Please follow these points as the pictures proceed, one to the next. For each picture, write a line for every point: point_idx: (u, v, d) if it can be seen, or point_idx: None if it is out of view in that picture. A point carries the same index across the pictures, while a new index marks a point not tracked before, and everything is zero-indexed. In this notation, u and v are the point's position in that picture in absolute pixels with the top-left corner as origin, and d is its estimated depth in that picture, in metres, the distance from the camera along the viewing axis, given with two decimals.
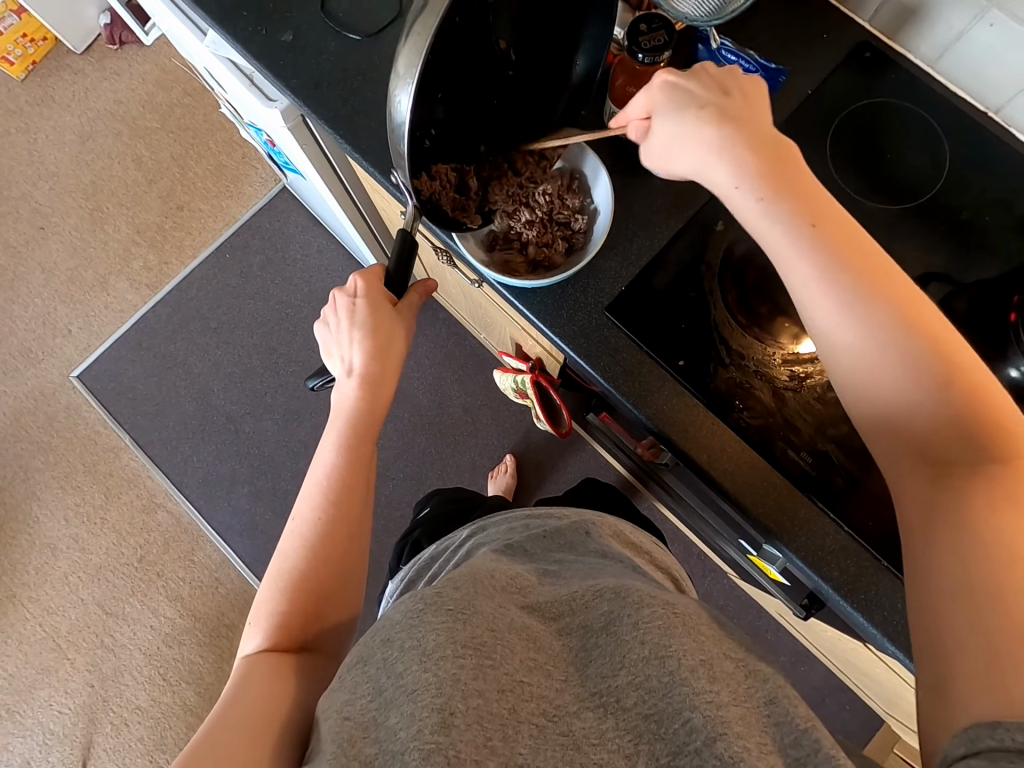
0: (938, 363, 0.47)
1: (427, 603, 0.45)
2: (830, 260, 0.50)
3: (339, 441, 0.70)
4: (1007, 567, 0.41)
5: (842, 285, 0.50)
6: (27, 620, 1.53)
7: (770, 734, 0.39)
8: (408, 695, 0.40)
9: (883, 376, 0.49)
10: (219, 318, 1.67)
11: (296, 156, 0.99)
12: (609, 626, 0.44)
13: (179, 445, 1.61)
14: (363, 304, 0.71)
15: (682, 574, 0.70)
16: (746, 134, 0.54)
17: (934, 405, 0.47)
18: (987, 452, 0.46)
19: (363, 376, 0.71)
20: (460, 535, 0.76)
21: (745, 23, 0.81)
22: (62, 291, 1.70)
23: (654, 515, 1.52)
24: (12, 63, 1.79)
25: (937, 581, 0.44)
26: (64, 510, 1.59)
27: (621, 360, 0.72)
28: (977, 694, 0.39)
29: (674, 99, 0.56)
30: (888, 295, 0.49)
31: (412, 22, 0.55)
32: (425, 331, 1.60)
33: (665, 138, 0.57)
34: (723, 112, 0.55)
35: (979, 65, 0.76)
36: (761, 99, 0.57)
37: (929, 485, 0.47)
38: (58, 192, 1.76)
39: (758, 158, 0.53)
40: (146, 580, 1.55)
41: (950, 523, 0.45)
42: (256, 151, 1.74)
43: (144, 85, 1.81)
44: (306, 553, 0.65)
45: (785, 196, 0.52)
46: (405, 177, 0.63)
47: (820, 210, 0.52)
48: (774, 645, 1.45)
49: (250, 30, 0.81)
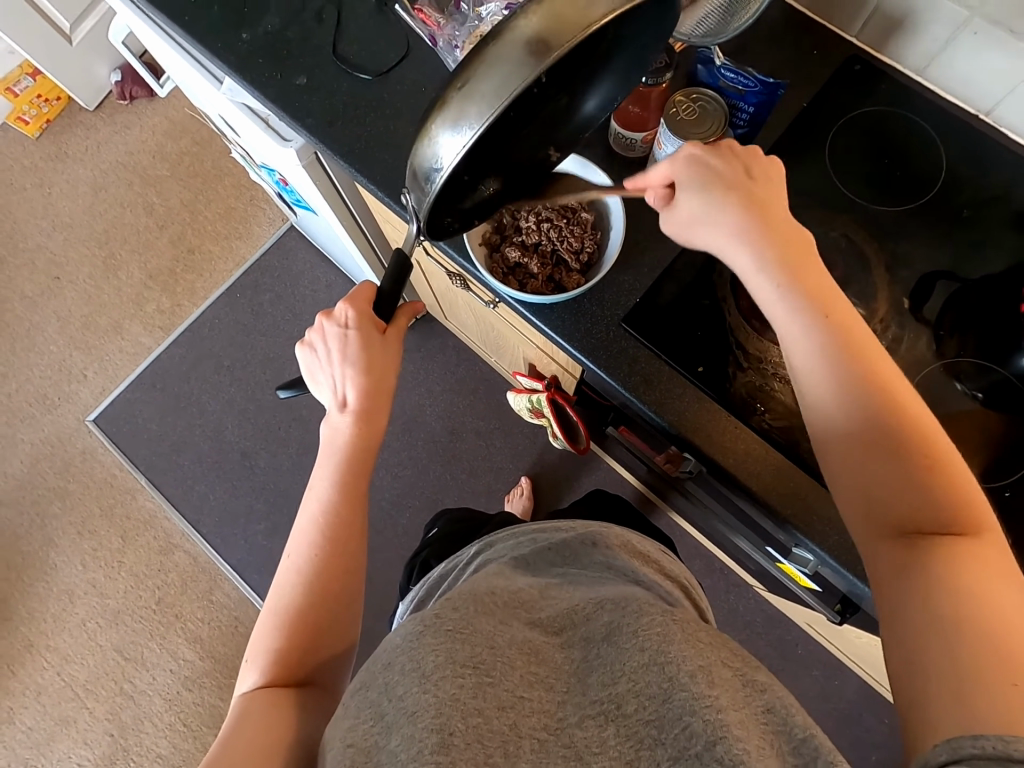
0: (930, 453, 0.50)
1: (427, 625, 0.45)
2: (850, 353, 0.53)
3: (334, 478, 0.71)
4: (972, 602, 0.44)
5: (852, 375, 0.52)
6: (45, 670, 1.51)
7: (771, 741, 0.38)
8: (408, 717, 0.40)
9: (867, 458, 0.51)
10: (231, 357, 1.69)
11: (307, 192, 1.03)
12: (610, 635, 0.45)
13: (195, 484, 1.61)
14: (355, 337, 0.70)
15: (696, 589, 0.67)
16: (771, 226, 0.58)
17: (919, 484, 0.50)
18: (955, 523, 0.49)
19: (355, 409, 0.71)
20: (466, 553, 0.76)
21: (738, 44, 0.85)
22: (77, 337, 1.73)
23: (672, 530, 1.51)
24: (28, 122, 1.86)
25: (909, 617, 0.46)
26: (81, 556, 1.58)
27: (640, 370, 0.73)
28: (944, 715, 0.41)
29: (700, 181, 0.59)
30: (887, 387, 0.52)
31: (488, 91, 0.54)
32: (434, 357, 1.62)
33: (686, 212, 0.60)
34: (745, 211, 0.58)
35: (966, 71, 0.79)
36: (778, 188, 0.60)
37: (901, 545, 0.49)
38: (72, 243, 1.80)
39: (778, 257, 0.57)
40: (165, 623, 1.53)
41: (931, 567, 0.47)
42: (264, 193, 1.79)
43: (153, 137, 1.87)
44: (304, 591, 0.66)
45: (800, 292, 0.55)
46: (415, 203, 0.63)
47: (829, 301, 0.55)
48: (804, 660, 1.42)
49: (264, 75, 0.85)
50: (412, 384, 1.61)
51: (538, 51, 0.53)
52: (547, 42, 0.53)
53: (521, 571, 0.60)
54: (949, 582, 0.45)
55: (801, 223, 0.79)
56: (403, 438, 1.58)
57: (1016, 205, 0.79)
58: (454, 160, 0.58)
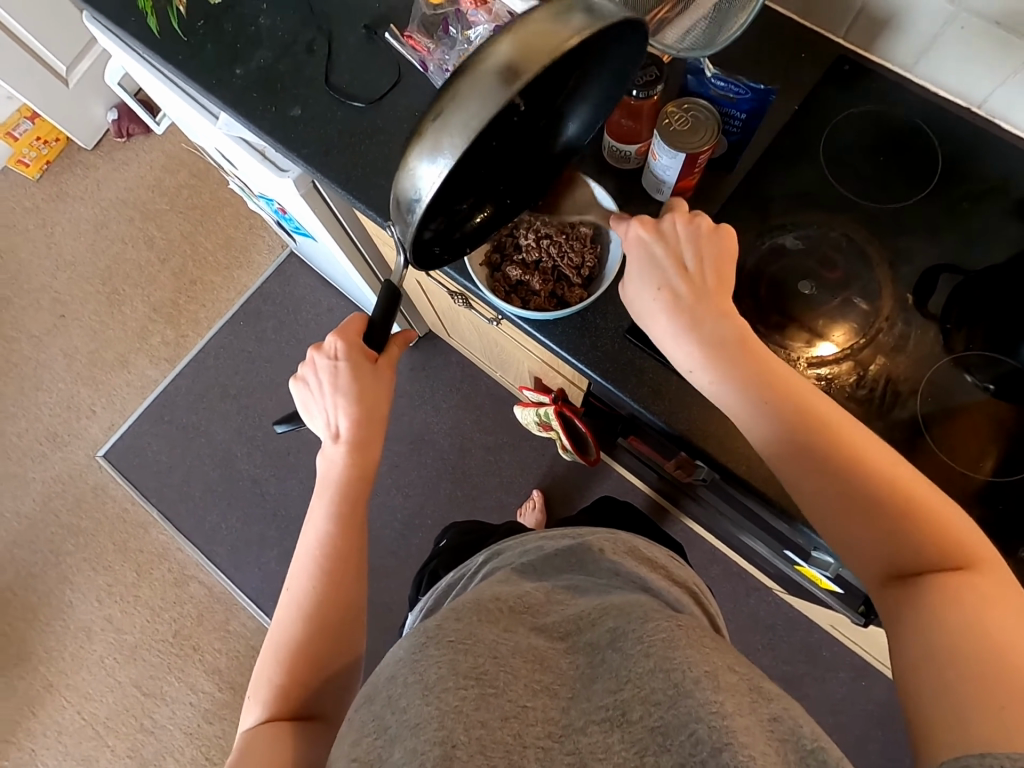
0: (892, 508, 0.51)
1: (429, 637, 0.44)
2: (790, 435, 0.55)
3: (330, 510, 0.70)
4: (962, 641, 0.45)
5: (794, 458, 0.54)
6: (64, 709, 1.50)
7: (777, 748, 0.35)
8: (411, 730, 0.39)
9: (834, 526, 0.53)
10: (237, 384, 1.70)
11: (307, 220, 1.04)
12: (615, 641, 0.44)
13: (206, 514, 1.61)
14: (345, 368, 0.69)
15: (706, 601, 0.66)
16: (703, 317, 0.60)
17: (888, 541, 0.51)
18: (947, 560, 0.50)
19: (349, 440, 0.70)
20: (474, 562, 0.75)
21: (726, 51, 0.86)
22: (84, 373, 1.74)
23: (687, 536, 1.49)
24: (28, 164, 1.88)
25: (905, 660, 0.47)
26: (97, 592, 1.58)
27: (647, 380, 0.73)
28: (938, 742, 0.42)
29: (647, 273, 0.62)
30: (835, 458, 0.53)
31: (463, 118, 0.54)
32: (439, 374, 1.62)
33: (638, 306, 0.63)
34: (689, 296, 0.60)
35: (955, 65, 0.79)
36: (718, 259, 0.62)
37: (896, 591, 0.51)
38: (75, 281, 1.82)
39: (723, 340, 0.59)
40: (182, 655, 1.52)
41: (922, 607, 0.48)
42: (262, 221, 1.81)
43: (152, 172, 1.90)
44: (303, 623, 0.66)
45: (746, 373, 0.58)
46: (400, 233, 0.63)
47: (768, 383, 0.57)
48: (830, 662, 1.40)
49: (259, 108, 0.86)
50: (418, 402, 1.61)
51: (508, 76, 0.53)
52: (516, 70, 0.53)
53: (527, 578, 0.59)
54: (942, 618, 0.46)
55: (801, 225, 0.79)
56: (412, 457, 1.57)
57: (1013, 196, 0.79)
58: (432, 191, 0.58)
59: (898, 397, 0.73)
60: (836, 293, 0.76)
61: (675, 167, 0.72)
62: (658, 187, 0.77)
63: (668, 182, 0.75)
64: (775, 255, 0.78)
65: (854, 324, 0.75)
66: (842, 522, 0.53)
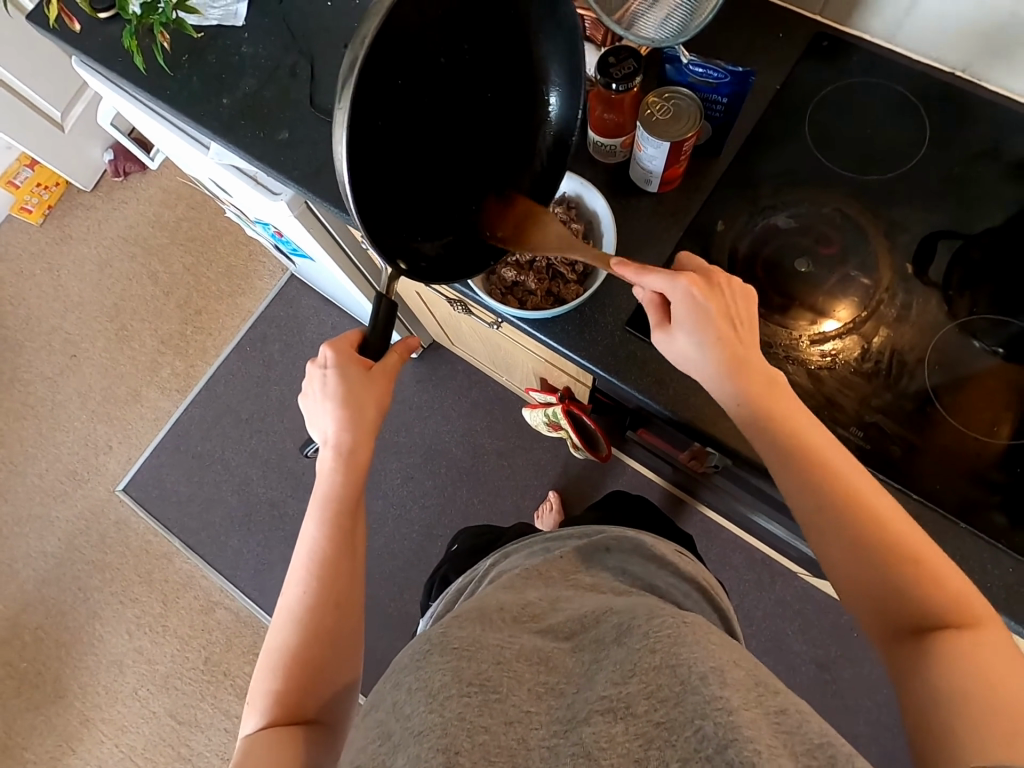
0: (910, 560, 0.52)
1: (433, 645, 0.45)
2: (815, 476, 0.55)
3: (320, 521, 0.69)
4: (972, 686, 0.46)
5: (822, 499, 0.55)
6: (102, 743, 1.52)
7: (782, 741, 0.35)
8: (415, 737, 0.39)
9: (863, 575, 0.53)
10: (248, 409, 1.72)
11: (303, 241, 1.05)
12: (621, 636, 0.44)
13: (228, 540, 1.63)
14: (334, 375, 0.68)
15: (720, 601, 0.66)
16: (732, 353, 0.59)
17: (906, 590, 0.52)
18: (954, 616, 0.50)
19: (337, 447, 0.69)
20: (482, 566, 0.75)
21: (704, 38, 0.86)
22: (99, 410, 1.77)
23: (707, 526, 1.48)
24: (31, 210, 1.92)
25: (921, 707, 0.48)
26: (126, 625, 1.60)
27: (650, 370, 0.73)
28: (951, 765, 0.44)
29: (690, 320, 0.60)
30: (845, 497, 0.54)
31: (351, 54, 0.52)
32: (446, 383, 1.63)
33: (675, 342, 0.61)
34: (730, 348, 0.59)
35: (935, 30, 0.79)
36: (738, 300, 0.62)
37: (912, 649, 0.50)
38: (84, 320, 1.85)
39: (765, 399, 0.59)
40: (214, 681, 1.54)
41: (933, 668, 0.48)
42: (261, 247, 1.83)
43: (151, 207, 1.93)
44: (298, 631, 0.66)
45: (786, 430, 0.57)
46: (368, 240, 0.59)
47: (792, 422, 0.58)
48: (861, 643, 1.39)
49: (247, 135, 0.88)
50: (428, 412, 1.61)
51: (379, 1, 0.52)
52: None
53: (532, 579, 0.59)
54: (946, 666, 0.48)
55: (792, 203, 0.79)
56: (426, 467, 1.58)
57: (1006, 157, 0.79)
58: (368, 174, 0.57)
59: (905, 368, 0.72)
60: (833, 268, 0.76)
61: (661, 156, 0.72)
62: (647, 178, 0.77)
63: (655, 173, 0.76)
64: (767, 237, 0.78)
65: (855, 298, 0.74)
66: (863, 575, 0.53)
